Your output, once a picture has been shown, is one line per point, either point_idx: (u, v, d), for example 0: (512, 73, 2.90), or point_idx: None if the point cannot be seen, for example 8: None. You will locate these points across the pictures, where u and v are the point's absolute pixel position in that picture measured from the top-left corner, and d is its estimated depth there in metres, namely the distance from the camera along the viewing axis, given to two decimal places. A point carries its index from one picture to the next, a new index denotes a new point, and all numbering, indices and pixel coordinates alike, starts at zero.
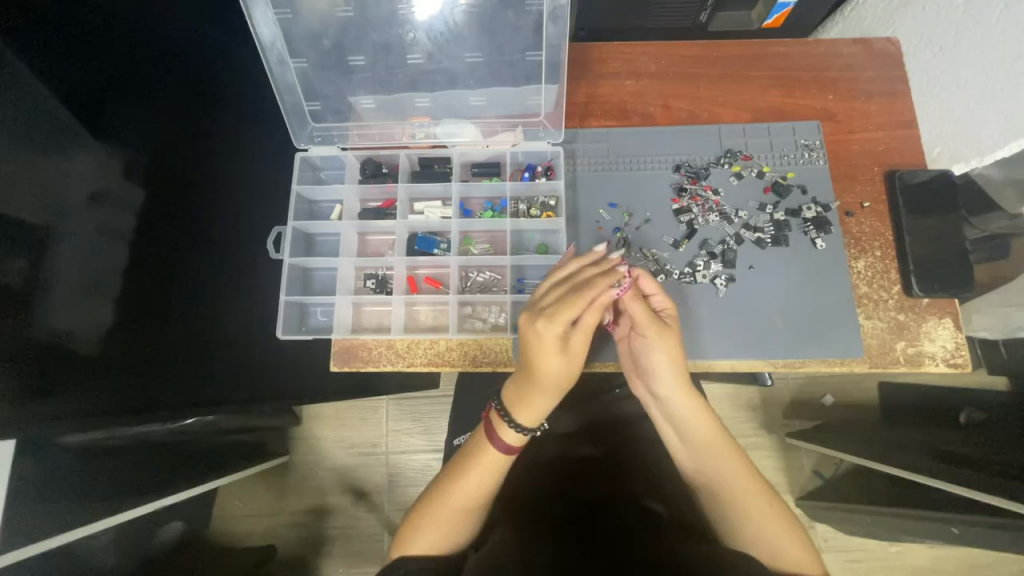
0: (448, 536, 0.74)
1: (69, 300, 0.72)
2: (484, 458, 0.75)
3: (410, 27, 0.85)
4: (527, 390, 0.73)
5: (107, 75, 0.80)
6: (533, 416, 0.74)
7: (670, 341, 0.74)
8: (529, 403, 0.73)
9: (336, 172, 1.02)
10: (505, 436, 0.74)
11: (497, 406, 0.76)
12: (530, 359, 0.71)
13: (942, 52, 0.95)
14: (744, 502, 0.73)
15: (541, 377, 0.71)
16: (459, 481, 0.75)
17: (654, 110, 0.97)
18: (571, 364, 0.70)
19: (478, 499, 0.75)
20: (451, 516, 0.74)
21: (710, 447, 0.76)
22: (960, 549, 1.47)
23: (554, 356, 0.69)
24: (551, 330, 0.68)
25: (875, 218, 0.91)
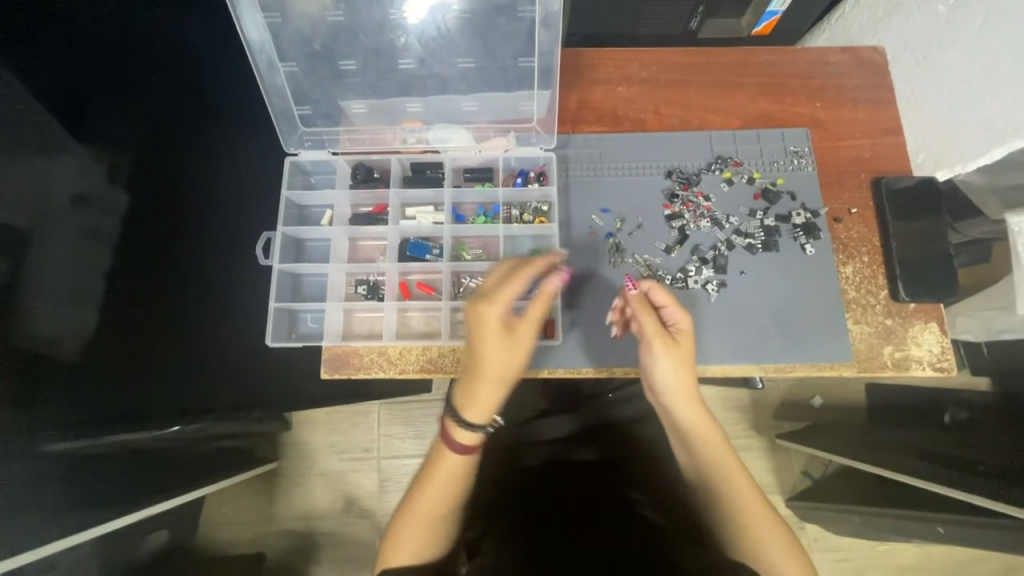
0: (426, 548, 0.73)
1: (53, 306, 0.71)
2: (444, 464, 0.73)
3: (402, 32, 0.84)
4: (472, 382, 0.70)
5: (89, 76, 0.78)
6: (479, 412, 0.71)
7: (677, 355, 0.73)
8: (475, 398, 0.70)
9: (327, 177, 1.01)
10: (459, 437, 0.71)
11: (446, 410, 0.72)
12: (473, 350, 0.70)
13: (926, 61, 0.97)
14: (747, 524, 0.72)
15: (487, 368, 0.69)
16: (426, 493, 0.72)
17: (646, 116, 0.97)
18: (519, 351, 0.70)
19: (446, 507, 0.73)
20: (424, 529, 0.72)
21: (720, 464, 0.74)
22: (946, 547, 1.49)
23: (499, 342, 0.69)
24: (493, 313, 0.68)
25: (862, 224, 0.92)
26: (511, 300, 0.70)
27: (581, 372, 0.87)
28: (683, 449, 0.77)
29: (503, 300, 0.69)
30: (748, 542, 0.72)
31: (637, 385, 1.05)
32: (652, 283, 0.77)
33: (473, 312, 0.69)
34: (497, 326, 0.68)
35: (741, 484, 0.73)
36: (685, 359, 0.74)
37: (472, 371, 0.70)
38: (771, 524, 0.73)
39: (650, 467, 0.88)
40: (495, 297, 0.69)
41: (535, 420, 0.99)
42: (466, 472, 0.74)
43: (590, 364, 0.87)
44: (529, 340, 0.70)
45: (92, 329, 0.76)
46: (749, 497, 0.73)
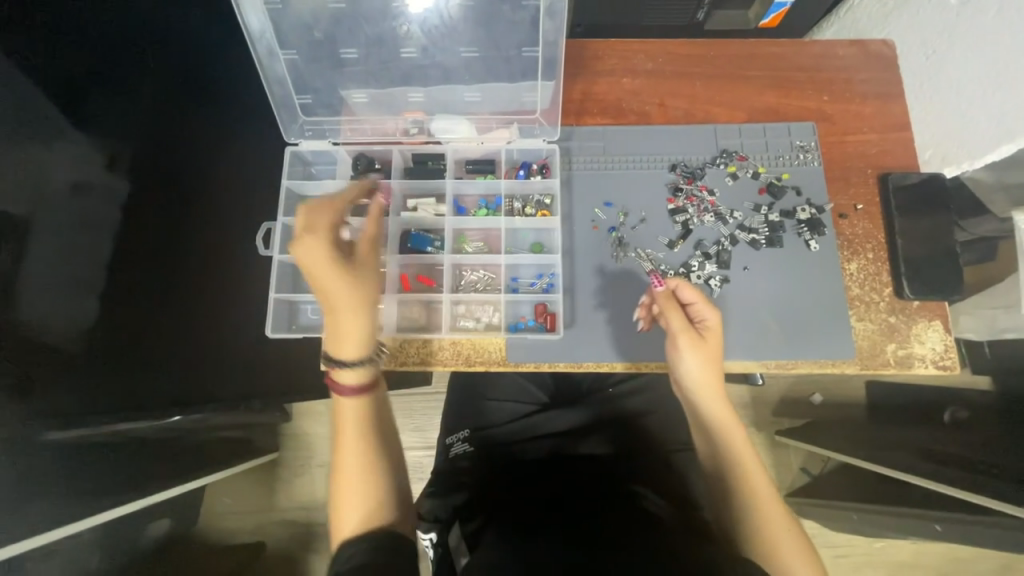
0: (368, 507, 0.72)
1: (53, 296, 0.70)
2: (345, 408, 0.76)
3: (405, 20, 0.82)
4: (336, 313, 0.73)
5: (88, 62, 0.77)
6: (358, 341, 0.73)
7: (703, 349, 0.77)
8: (343, 334, 0.73)
9: (328, 168, 1.00)
10: (346, 378, 0.74)
11: (326, 365, 0.75)
12: (325, 291, 0.73)
13: (935, 55, 0.95)
14: (764, 523, 0.73)
15: (348, 300, 0.73)
16: (342, 444, 0.74)
17: (651, 108, 0.96)
18: (366, 272, 0.77)
19: (362, 451, 0.74)
20: (354, 481, 0.73)
21: (740, 457, 0.77)
22: (942, 545, 1.50)
23: (346, 266, 0.74)
24: (322, 246, 0.73)
25: (867, 220, 0.91)
26: (337, 231, 0.76)
27: (582, 366, 0.87)
28: (704, 441, 0.80)
29: (329, 229, 0.75)
30: (764, 544, 0.72)
31: (637, 380, 1.05)
32: (682, 281, 0.80)
33: (304, 251, 0.73)
34: (332, 254, 0.73)
35: (759, 479, 0.76)
36: (712, 353, 0.78)
37: (330, 302, 0.73)
38: (788, 525, 0.73)
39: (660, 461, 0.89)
40: (320, 228, 0.74)
41: (536, 414, 0.99)
42: (368, 406, 0.76)
43: (598, 357, 0.87)
44: (369, 260, 0.78)
45: (93, 319, 0.76)
46: (766, 494, 0.75)
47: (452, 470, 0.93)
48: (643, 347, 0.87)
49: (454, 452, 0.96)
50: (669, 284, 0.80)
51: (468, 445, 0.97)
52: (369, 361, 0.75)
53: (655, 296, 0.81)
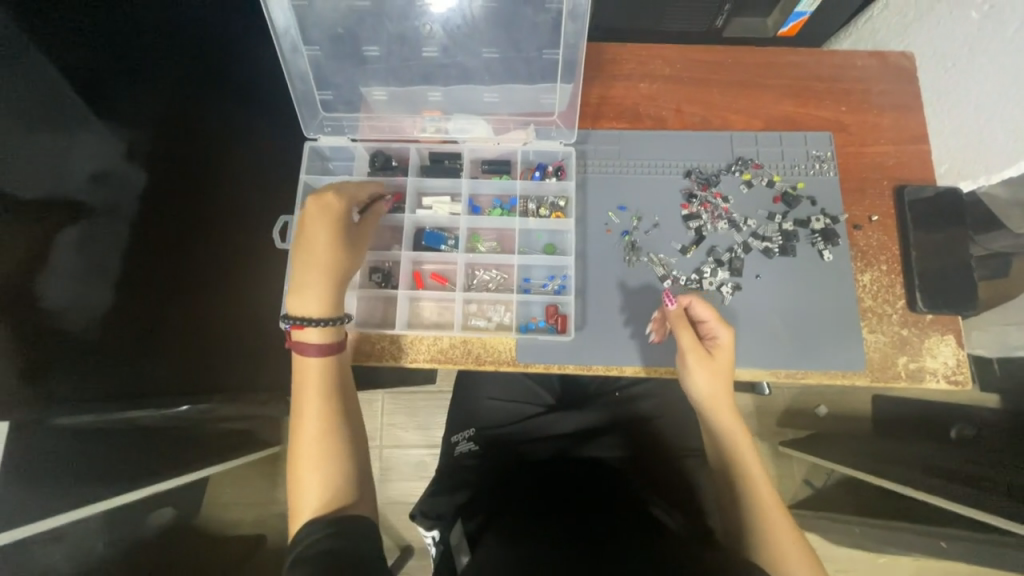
0: (325, 484, 0.72)
1: (70, 282, 0.72)
2: (308, 380, 0.77)
3: (427, 20, 0.83)
4: (313, 270, 0.77)
5: (110, 52, 0.78)
6: (330, 302, 0.78)
7: (711, 367, 0.78)
8: (315, 287, 0.77)
9: (345, 164, 1.01)
10: (313, 339, 0.77)
11: (288, 322, 0.76)
12: (316, 247, 0.78)
13: (955, 69, 0.95)
14: (771, 536, 0.74)
15: (338, 261, 0.79)
16: (303, 415, 0.75)
17: (667, 114, 0.96)
18: (359, 247, 0.84)
19: (324, 421, 0.75)
20: (312, 456, 0.73)
21: (747, 470, 0.78)
22: (945, 562, 1.48)
23: (343, 228, 0.80)
24: (338, 206, 0.80)
25: (882, 232, 0.91)
26: (354, 203, 0.84)
27: (591, 368, 0.87)
28: (713, 453, 0.82)
29: (350, 197, 0.82)
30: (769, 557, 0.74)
31: (645, 385, 1.05)
32: (695, 297, 0.80)
33: (320, 203, 0.79)
34: (343, 218, 0.80)
35: (766, 494, 0.77)
36: (721, 370, 0.79)
37: (310, 258, 0.78)
38: (794, 539, 0.74)
39: (670, 468, 0.89)
40: (345, 193, 0.82)
41: (543, 415, 0.99)
42: (331, 374, 0.78)
43: (610, 361, 0.87)
44: (364, 239, 0.85)
45: (108, 306, 0.77)
46: (773, 508, 0.76)
47: (458, 469, 0.93)
48: (653, 352, 0.87)
49: (459, 451, 0.97)
50: (681, 301, 0.80)
51: (473, 444, 0.97)
52: (335, 324, 0.78)
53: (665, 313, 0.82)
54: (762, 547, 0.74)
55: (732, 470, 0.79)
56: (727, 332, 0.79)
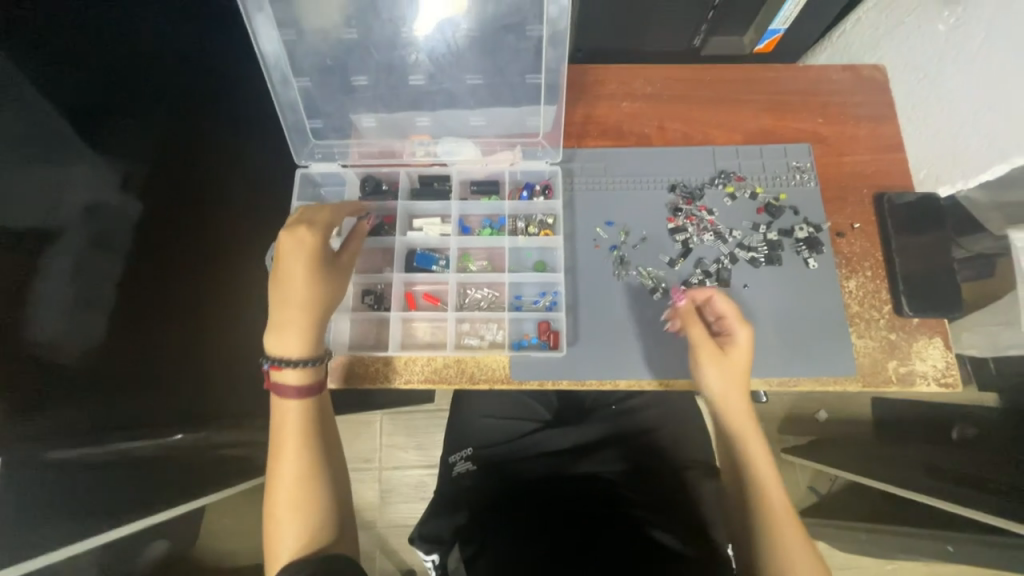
0: (305, 525, 0.72)
1: (62, 315, 0.72)
2: (287, 423, 0.76)
3: (414, 49, 0.86)
4: (289, 310, 0.78)
5: (104, 88, 0.80)
6: (308, 343, 0.78)
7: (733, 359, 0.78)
8: (294, 327, 0.77)
9: (336, 188, 1.02)
10: (291, 381, 0.77)
11: (270, 364, 0.77)
12: (293, 286, 0.78)
13: (928, 79, 0.98)
14: (781, 539, 0.73)
15: (316, 298, 0.79)
16: (282, 456, 0.75)
17: (650, 131, 0.99)
18: (341, 276, 0.83)
19: (303, 464, 0.75)
20: (289, 499, 0.73)
21: (760, 471, 0.77)
22: (955, 566, 1.47)
23: (322, 263, 0.81)
24: (310, 241, 0.80)
25: (865, 239, 0.93)
26: (329, 232, 0.83)
27: (584, 383, 0.87)
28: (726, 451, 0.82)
29: (326, 228, 0.82)
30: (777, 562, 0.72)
31: (640, 398, 1.05)
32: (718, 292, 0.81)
33: (295, 238, 0.79)
34: (318, 251, 0.80)
35: (777, 497, 0.76)
36: (736, 367, 0.78)
37: (287, 297, 0.77)
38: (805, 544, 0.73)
39: (670, 482, 0.88)
40: (317, 223, 0.81)
41: (540, 432, 0.99)
42: (310, 415, 0.78)
43: (607, 375, 0.87)
44: (346, 266, 0.85)
45: (100, 338, 0.77)
46: (785, 511, 0.75)
47: (455, 489, 0.92)
48: (651, 357, 0.88)
49: (457, 471, 0.96)
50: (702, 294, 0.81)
51: (471, 463, 0.96)
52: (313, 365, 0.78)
53: (677, 309, 0.84)
54: (769, 553, 0.73)
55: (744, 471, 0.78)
56: (745, 330, 0.79)
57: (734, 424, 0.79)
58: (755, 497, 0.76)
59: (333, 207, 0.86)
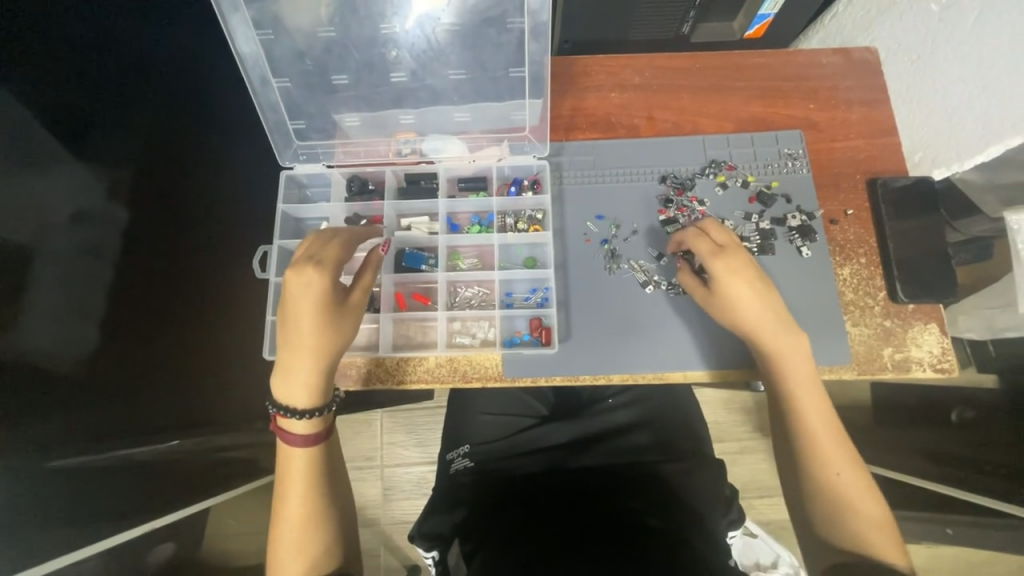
0: (310, 555, 0.77)
1: (53, 323, 0.71)
2: (292, 467, 0.77)
3: (394, 45, 0.85)
4: (293, 360, 0.74)
5: (86, 95, 0.79)
6: (314, 395, 0.76)
7: (734, 302, 0.78)
8: (303, 377, 0.74)
9: (323, 189, 1.01)
10: (297, 430, 0.76)
11: (278, 411, 0.76)
12: (299, 335, 0.74)
13: (920, 61, 0.95)
14: (826, 471, 0.76)
15: (323, 350, 0.75)
16: (286, 496, 0.77)
17: (639, 122, 0.97)
18: (350, 321, 0.78)
19: (309, 505, 0.77)
20: (293, 536, 0.76)
21: (804, 409, 0.78)
22: (955, 548, 1.47)
23: (329, 307, 0.75)
24: (315, 289, 0.73)
25: (859, 225, 0.92)
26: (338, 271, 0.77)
27: (579, 378, 0.87)
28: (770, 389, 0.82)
29: (333, 268, 0.76)
30: (818, 492, 0.76)
31: (637, 391, 1.05)
32: (694, 235, 0.82)
33: (301, 281, 0.73)
34: (325, 300, 0.74)
35: (820, 431, 0.77)
36: (738, 307, 0.78)
37: (293, 346, 0.74)
38: (847, 471, 0.76)
39: (663, 472, 0.88)
40: (326, 262, 0.75)
41: (540, 427, 0.99)
42: (317, 459, 0.78)
43: (605, 369, 0.87)
44: (356, 309, 0.79)
45: (92, 346, 0.77)
46: (828, 439, 0.77)
47: (454, 485, 0.91)
48: (646, 352, 0.87)
49: (456, 468, 0.96)
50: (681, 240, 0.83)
51: (469, 460, 0.96)
52: (318, 415, 0.77)
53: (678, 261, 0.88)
54: (815, 481, 0.76)
55: (786, 410, 0.79)
56: (719, 264, 0.79)
57: (778, 363, 0.78)
58: (797, 432, 0.78)
59: (342, 242, 0.79)
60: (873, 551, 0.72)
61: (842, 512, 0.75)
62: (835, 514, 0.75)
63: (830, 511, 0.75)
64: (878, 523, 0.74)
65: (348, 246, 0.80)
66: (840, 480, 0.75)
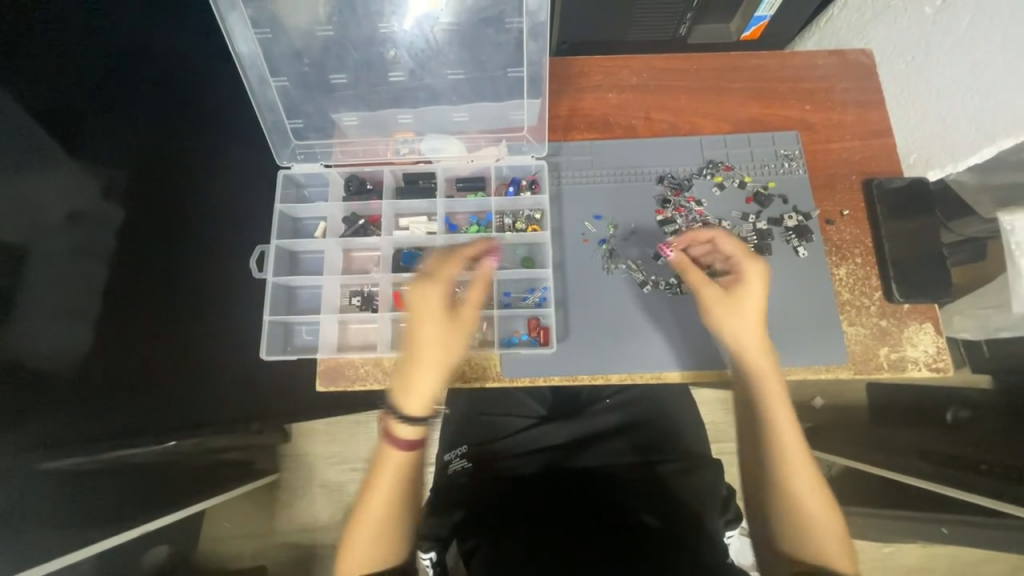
0: (380, 549, 0.76)
1: (44, 324, 0.70)
2: (388, 467, 0.75)
3: (392, 45, 0.85)
4: (411, 370, 0.73)
5: (81, 93, 0.78)
6: (424, 403, 0.74)
7: (742, 309, 0.76)
8: (418, 386, 0.73)
9: (320, 189, 1.01)
10: (402, 433, 0.74)
11: (386, 410, 0.75)
12: (415, 341, 0.74)
13: (915, 62, 0.96)
14: (796, 486, 0.75)
15: (433, 360, 0.73)
16: (375, 494, 0.75)
17: (637, 122, 0.98)
18: (460, 334, 0.75)
19: (397, 505, 0.76)
20: (372, 531, 0.75)
21: (777, 424, 0.76)
22: (950, 547, 1.48)
23: (440, 320, 0.74)
24: (434, 296, 0.74)
25: (855, 226, 0.92)
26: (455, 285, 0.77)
27: (577, 378, 0.87)
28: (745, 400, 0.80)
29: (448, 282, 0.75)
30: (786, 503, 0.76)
31: (638, 390, 1.05)
32: (727, 235, 0.81)
33: (423, 293, 0.74)
34: (440, 311, 0.73)
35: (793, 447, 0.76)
36: (734, 316, 0.77)
37: (412, 355, 0.73)
38: (815, 486, 0.76)
39: (660, 473, 0.88)
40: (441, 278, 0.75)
41: (535, 428, 0.98)
42: (414, 464, 0.76)
43: (600, 368, 0.87)
44: (468, 321, 0.76)
45: (87, 347, 0.76)
46: (798, 458, 0.76)
47: (451, 485, 0.90)
48: (645, 353, 0.87)
49: (452, 468, 0.94)
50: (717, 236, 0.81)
51: (466, 460, 0.94)
52: (424, 423, 0.75)
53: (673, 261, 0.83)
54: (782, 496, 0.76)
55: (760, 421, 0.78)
56: (753, 267, 0.78)
57: (754, 373, 0.77)
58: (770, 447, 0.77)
59: (461, 257, 0.78)
60: (825, 561, 0.74)
61: (804, 524, 0.75)
62: (805, 524, 0.75)
63: (801, 522, 0.75)
64: (835, 537, 0.75)
65: (477, 256, 0.81)
66: (810, 493, 0.75)
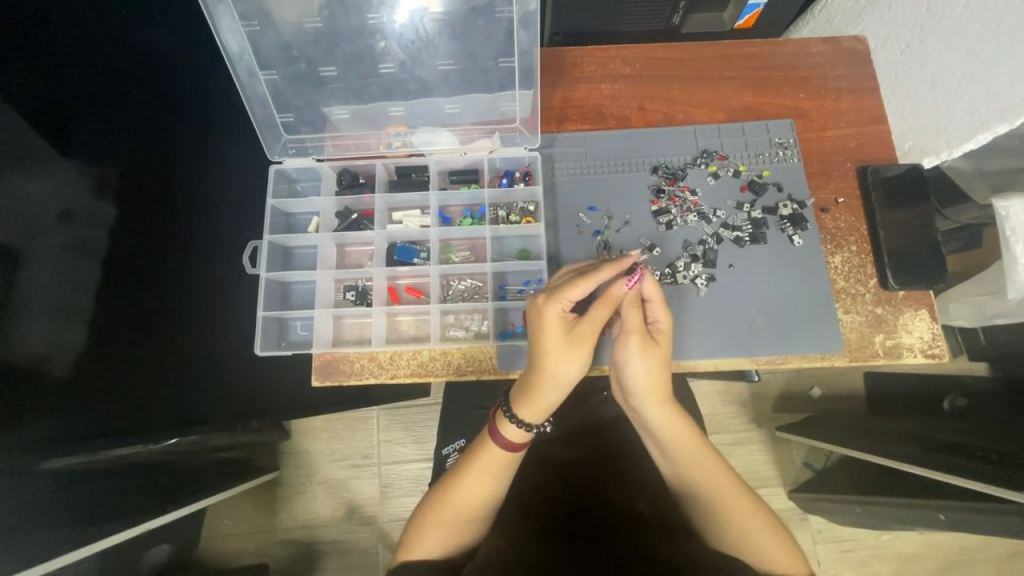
0: (448, 539, 0.75)
1: (46, 325, 0.71)
2: (485, 460, 0.75)
3: (382, 36, 0.84)
4: (531, 380, 0.74)
5: (70, 89, 0.78)
6: (537, 412, 0.74)
7: (653, 355, 0.75)
8: (538, 395, 0.74)
9: (313, 184, 1.01)
10: (508, 432, 0.74)
11: (503, 407, 0.76)
12: (538, 349, 0.74)
13: (909, 49, 0.95)
14: (730, 509, 0.74)
15: (553, 371, 0.73)
16: (462, 484, 0.75)
17: (630, 112, 0.97)
18: (582, 351, 0.73)
19: (482, 501, 0.75)
20: (449, 520, 0.75)
21: (694, 455, 0.76)
22: (948, 534, 1.49)
23: (557, 337, 0.73)
24: (560, 308, 0.73)
25: (850, 213, 0.92)
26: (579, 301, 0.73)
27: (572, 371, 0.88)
28: (655, 447, 0.79)
29: (564, 300, 0.73)
30: (729, 536, 0.73)
31: None
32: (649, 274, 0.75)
33: (542, 307, 0.74)
34: (558, 329, 0.73)
35: (715, 474, 0.75)
36: (637, 366, 0.75)
37: (532, 367, 0.74)
38: (750, 505, 0.75)
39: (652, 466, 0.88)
40: (560, 294, 0.73)
41: None
42: (509, 465, 0.76)
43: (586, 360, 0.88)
44: (590, 338, 0.73)
45: (80, 345, 0.75)
46: (724, 484, 0.75)
47: None
48: None
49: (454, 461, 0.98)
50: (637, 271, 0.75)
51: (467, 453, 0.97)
52: (534, 430, 0.75)
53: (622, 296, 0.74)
54: (717, 524, 0.74)
55: (680, 460, 0.76)
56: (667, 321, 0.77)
57: (657, 419, 0.76)
58: (695, 481, 0.76)
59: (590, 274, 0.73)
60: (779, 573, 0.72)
61: (750, 547, 0.73)
62: (754, 552, 0.73)
63: (750, 554, 0.72)
64: (784, 548, 0.73)
65: (616, 272, 0.75)
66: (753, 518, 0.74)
